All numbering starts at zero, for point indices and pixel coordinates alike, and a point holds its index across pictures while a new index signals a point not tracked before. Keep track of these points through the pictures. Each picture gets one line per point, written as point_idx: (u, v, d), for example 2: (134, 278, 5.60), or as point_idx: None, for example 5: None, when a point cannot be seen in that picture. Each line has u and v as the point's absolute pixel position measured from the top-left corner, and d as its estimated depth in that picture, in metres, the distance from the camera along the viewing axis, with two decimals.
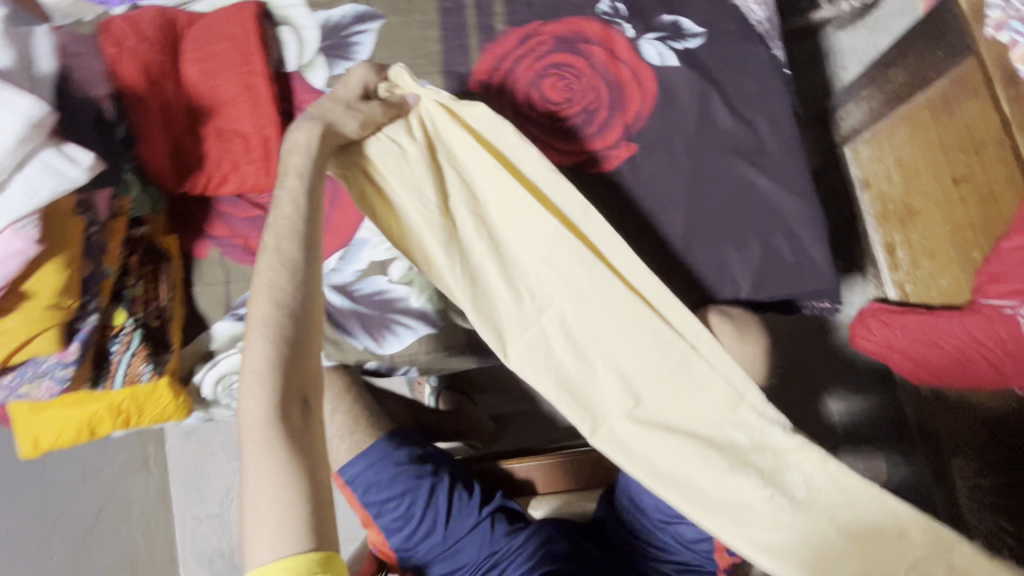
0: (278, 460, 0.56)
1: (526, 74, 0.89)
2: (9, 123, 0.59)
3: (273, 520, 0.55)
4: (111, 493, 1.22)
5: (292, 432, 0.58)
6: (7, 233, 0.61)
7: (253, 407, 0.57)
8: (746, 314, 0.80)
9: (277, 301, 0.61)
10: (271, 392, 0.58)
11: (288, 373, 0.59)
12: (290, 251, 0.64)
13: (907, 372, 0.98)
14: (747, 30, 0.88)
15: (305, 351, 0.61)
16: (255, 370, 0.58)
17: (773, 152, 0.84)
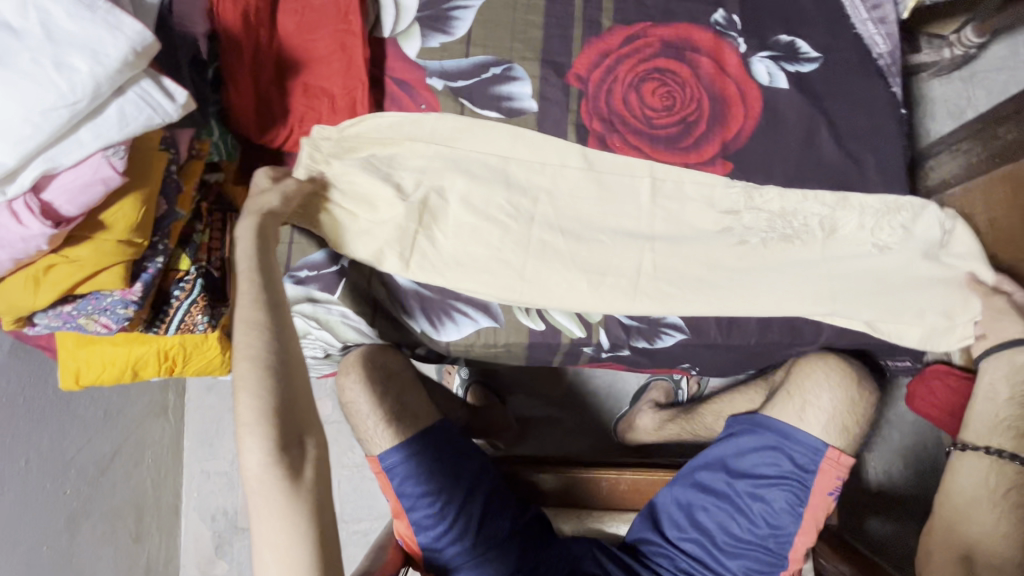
0: (284, 505, 0.63)
1: (628, 74, 0.85)
2: (115, 47, 0.57)
3: (282, 548, 0.63)
4: (128, 436, 1.21)
5: (297, 486, 0.64)
6: (96, 159, 0.59)
7: (252, 456, 0.64)
8: (838, 363, 0.78)
9: (258, 352, 0.66)
10: (270, 443, 0.64)
11: (278, 415, 0.65)
12: (255, 289, 0.68)
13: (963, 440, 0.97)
14: (867, 63, 0.83)
15: (287, 393, 0.66)
16: (257, 412, 0.64)
17: (877, 192, 0.80)
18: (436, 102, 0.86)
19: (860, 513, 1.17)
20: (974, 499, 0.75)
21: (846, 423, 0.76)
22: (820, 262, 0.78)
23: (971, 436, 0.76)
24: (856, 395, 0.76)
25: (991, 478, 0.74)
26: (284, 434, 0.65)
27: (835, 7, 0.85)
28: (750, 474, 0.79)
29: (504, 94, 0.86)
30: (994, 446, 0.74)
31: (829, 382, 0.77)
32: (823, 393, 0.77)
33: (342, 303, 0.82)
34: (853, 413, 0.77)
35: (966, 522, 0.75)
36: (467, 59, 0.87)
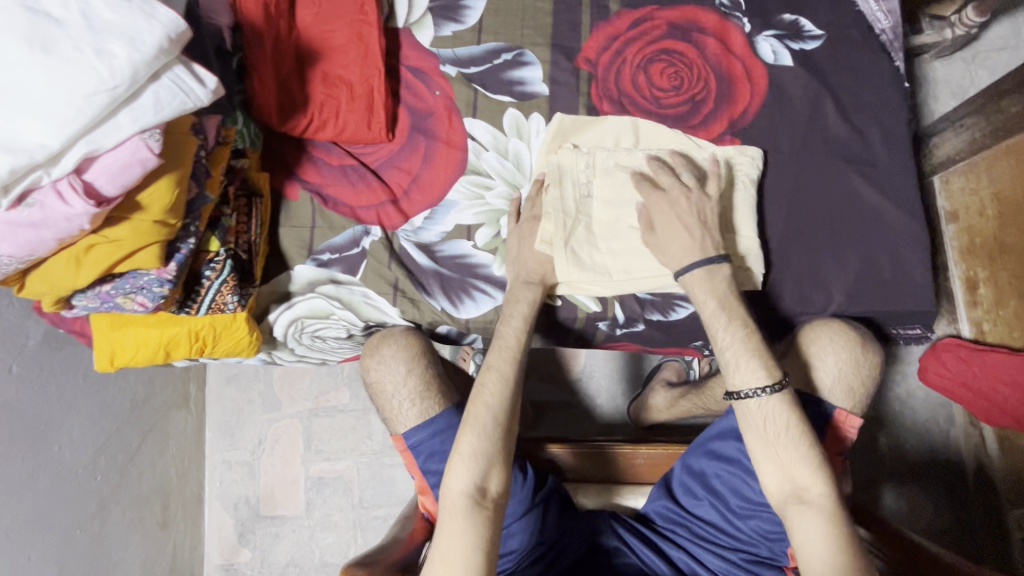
0: (465, 526, 0.65)
1: (635, 57, 0.87)
2: (151, 34, 0.60)
3: (451, 562, 0.64)
4: (153, 426, 1.23)
5: (483, 508, 0.67)
6: (133, 142, 0.61)
7: (460, 479, 0.68)
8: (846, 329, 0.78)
9: (483, 430, 0.71)
10: (477, 463, 0.69)
11: (494, 438, 0.70)
12: (512, 351, 0.76)
13: (978, 413, 0.99)
14: (870, 38, 0.85)
15: (509, 423, 0.72)
16: (466, 459, 0.69)
17: (883, 164, 0.82)
18: (449, 88, 0.89)
19: (874, 489, 1.18)
20: (773, 445, 0.69)
21: (850, 384, 0.78)
22: (826, 235, 0.80)
23: (738, 382, 0.71)
24: (861, 357, 0.78)
25: (779, 414, 0.69)
26: (501, 465, 0.70)
27: None
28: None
29: (516, 78, 0.89)
30: (750, 386, 0.70)
31: (834, 348, 0.78)
32: (828, 358, 0.78)
33: (363, 284, 0.85)
34: (857, 375, 0.78)
35: (787, 486, 0.69)
36: (478, 47, 0.90)
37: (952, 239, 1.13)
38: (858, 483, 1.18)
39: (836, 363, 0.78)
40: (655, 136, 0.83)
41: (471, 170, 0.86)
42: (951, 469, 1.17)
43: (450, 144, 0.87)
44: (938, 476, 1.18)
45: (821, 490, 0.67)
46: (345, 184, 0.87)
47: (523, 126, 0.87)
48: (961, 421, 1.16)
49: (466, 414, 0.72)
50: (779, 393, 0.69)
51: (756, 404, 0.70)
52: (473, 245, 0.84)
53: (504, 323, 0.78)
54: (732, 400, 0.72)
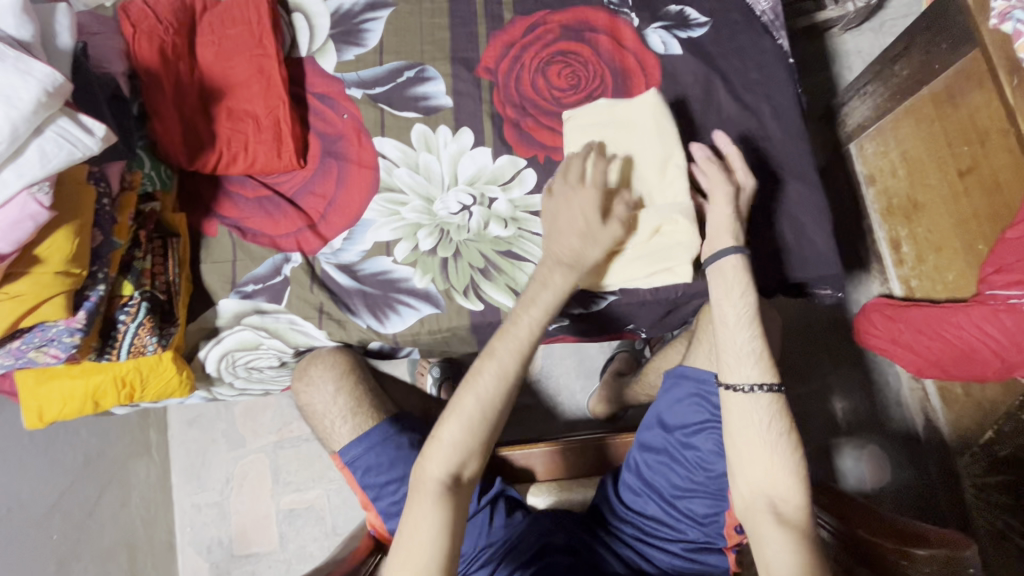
0: (434, 512, 0.66)
1: (532, 61, 0.90)
2: (27, 91, 0.61)
3: (415, 542, 0.65)
4: (112, 477, 1.22)
5: (453, 498, 0.67)
6: (22, 198, 0.62)
7: (436, 464, 0.68)
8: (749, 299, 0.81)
9: (467, 418, 0.70)
10: (455, 454, 0.69)
11: (475, 432, 0.69)
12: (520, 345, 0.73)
13: (912, 366, 1.02)
14: (752, 20, 0.89)
15: (496, 420, 0.71)
16: (445, 445, 0.69)
17: (777, 138, 0.85)
18: (356, 110, 0.91)
19: (832, 455, 1.20)
20: (760, 446, 0.70)
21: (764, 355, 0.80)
22: None
23: (735, 377, 0.73)
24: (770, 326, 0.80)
25: (769, 416, 0.71)
26: (479, 456, 0.70)
27: None
28: (682, 426, 0.81)
29: (420, 94, 0.91)
30: (750, 381, 0.72)
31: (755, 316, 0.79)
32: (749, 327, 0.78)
33: (289, 311, 0.85)
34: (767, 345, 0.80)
35: (766, 493, 0.69)
36: (381, 67, 0.92)
37: (873, 202, 1.17)
38: (815, 451, 1.20)
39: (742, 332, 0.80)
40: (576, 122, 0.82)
41: (384, 187, 0.88)
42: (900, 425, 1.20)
43: (362, 164, 0.89)
44: (893, 434, 1.20)
45: (797, 503, 0.68)
46: (261, 215, 0.88)
47: (431, 139, 0.89)
48: (906, 378, 1.19)
49: (450, 400, 0.71)
50: (773, 394, 0.71)
51: (759, 401, 0.71)
52: (393, 260, 0.86)
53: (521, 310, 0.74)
54: (728, 393, 0.73)
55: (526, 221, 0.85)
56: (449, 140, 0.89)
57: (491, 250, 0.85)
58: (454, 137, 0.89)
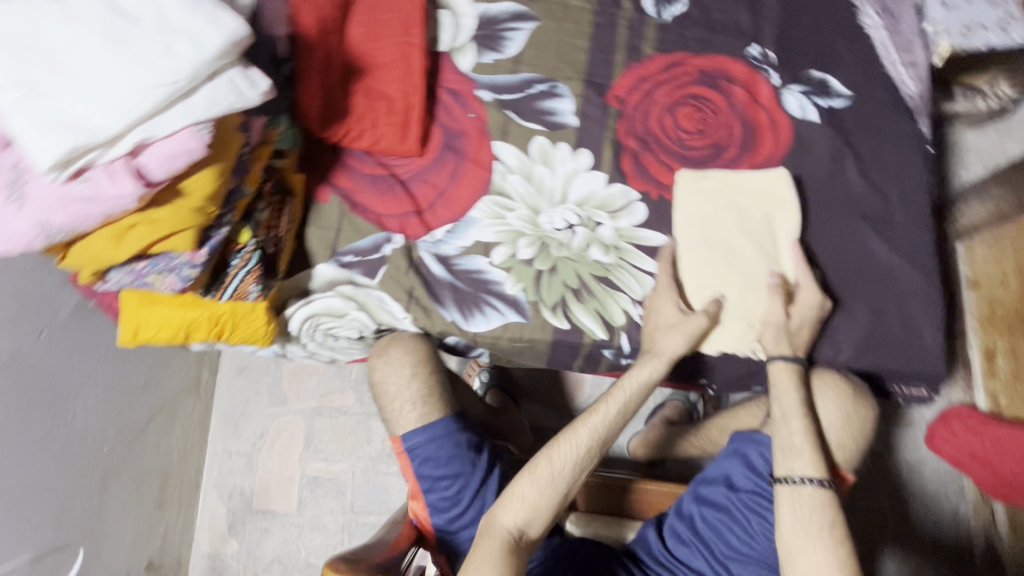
0: (502, 560, 0.68)
1: (663, 98, 0.91)
2: (215, 38, 0.65)
3: None
4: (162, 407, 1.27)
5: (518, 552, 0.69)
6: (185, 134, 0.66)
7: (510, 515, 0.72)
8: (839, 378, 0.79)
9: (540, 482, 0.73)
10: (527, 510, 0.72)
11: (548, 493, 0.73)
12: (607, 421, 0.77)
13: (985, 484, 0.98)
14: (897, 101, 0.87)
15: (570, 487, 0.74)
16: (522, 498, 0.72)
17: (901, 223, 0.83)
18: (483, 112, 0.93)
19: (873, 555, 1.13)
20: (809, 536, 0.69)
21: (839, 439, 0.78)
22: (838, 288, 0.81)
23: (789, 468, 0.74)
24: (851, 412, 0.77)
25: (823, 510, 0.70)
26: (546, 517, 0.73)
27: (868, 49, 0.90)
28: (752, 489, 0.80)
29: (547, 109, 0.93)
30: (801, 474, 0.73)
31: (825, 398, 0.78)
32: (818, 410, 0.78)
33: (380, 289, 0.88)
34: (848, 430, 0.78)
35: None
36: (515, 76, 0.95)
37: (972, 306, 1.12)
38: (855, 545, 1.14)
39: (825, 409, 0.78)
40: (693, 181, 0.85)
41: (495, 190, 0.89)
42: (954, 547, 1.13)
43: (478, 163, 0.91)
44: (946, 549, 1.13)
45: None
46: (373, 192, 0.91)
47: (550, 154, 0.91)
48: (972, 496, 1.12)
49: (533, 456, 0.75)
50: (824, 488, 0.72)
51: (806, 494, 0.71)
52: (489, 261, 0.87)
53: (616, 391, 0.79)
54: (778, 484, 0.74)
55: (627, 252, 0.85)
56: (567, 159, 0.90)
57: (588, 273, 0.85)
58: (572, 156, 0.90)
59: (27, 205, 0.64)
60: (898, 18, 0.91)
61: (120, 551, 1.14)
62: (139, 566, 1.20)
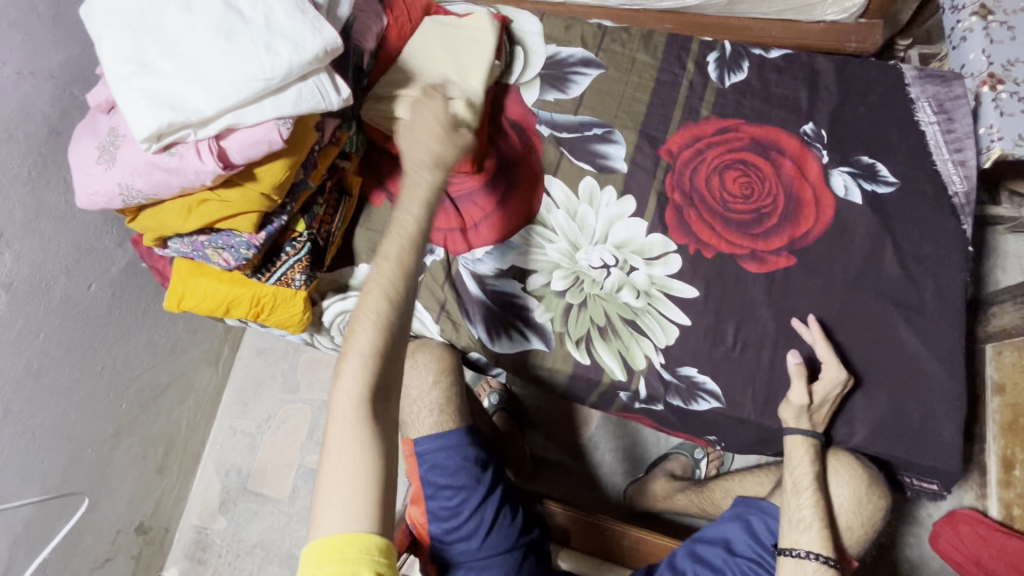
0: (363, 443, 0.61)
1: (713, 159, 0.94)
2: (313, 43, 0.70)
3: (350, 480, 0.60)
4: (182, 374, 1.31)
5: (380, 423, 0.62)
6: (269, 125, 0.71)
7: (348, 388, 0.62)
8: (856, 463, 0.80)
9: (374, 339, 0.63)
10: (366, 382, 0.62)
11: (383, 355, 0.63)
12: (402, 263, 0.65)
13: None
14: (942, 197, 0.89)
15: (399, 333, 0.64)
16: (357, 366, 0.62)
17: (933, 316, 0.83)
18: (539, 145, 0.98)
19: None
20: None
21: (850, 523, 0.79)
22: (861, 369, 0.82)
23: (800, 542, 0.76)
24: (865, 497, 0.78)
25: None
26: (383, 379, 0.63)
27: (920, 143, 0.92)
28: (750, 556, 0.82)
29: (600, 152, 0.97)
30: (807, 548, 0.75)
31: (839, 478, 0.79)
32: (835, 492, 0.79)
33: (415, 296, 0.91)
34: (859, 514, 0.79)
35: None
36: (574, 117, 0.99)
37: (995, 411, 1.10)
38: None
39: (839, 493, 0.79)
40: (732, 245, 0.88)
41: (538, 221, 0.93)
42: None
43: (528, 193, 0.94)
44: None
45: None
46: None
47: (596, 194, 0.94)
48: None
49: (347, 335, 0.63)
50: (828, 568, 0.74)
51: (809, 569, 0.74)
52: (522, 287, 0.90)
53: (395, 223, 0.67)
54: (781, 555, 0.77)
55: (658, 301, 0.87)
56: (613, 203, 0.93)
57: (616, 314, 0.87)
58: (617, 201, 0.94)
59: (114, 167, 0.71)
60: (953, 117, 0.94)
61: (115, 508, 1.17)
62: (130, 527, 1.22)
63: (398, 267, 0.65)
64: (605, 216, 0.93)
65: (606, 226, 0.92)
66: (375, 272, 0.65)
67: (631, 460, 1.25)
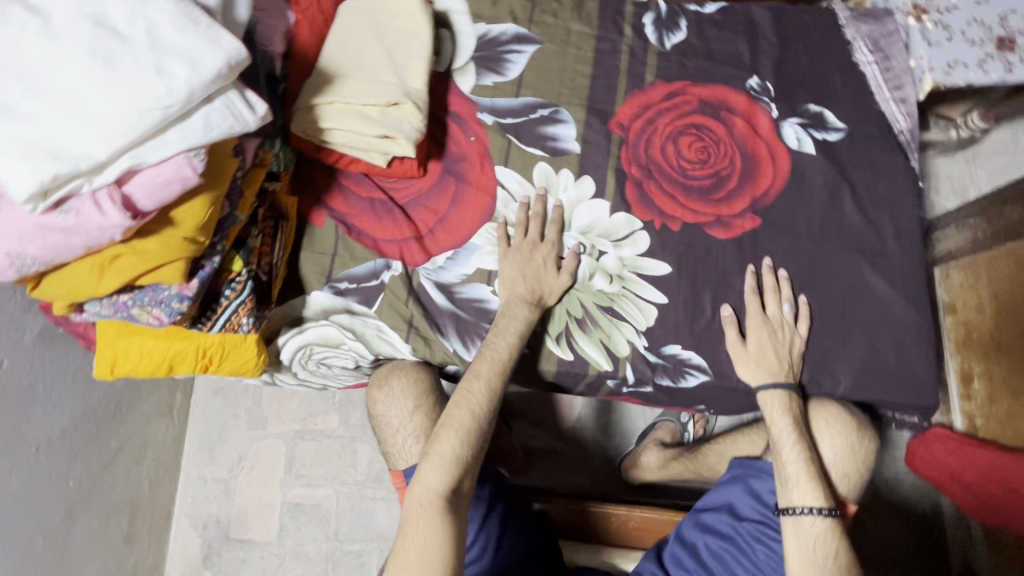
0: (437, 531, 0.69)
1: (665, 127, 0.91)
2: (213, 60, 0.60)
3: (423, 562, 0.67)
4: (133, 434, 1.19)
5: (453, 515, 0.71)
6: (178, 161, 0.62)
7: (433, 481, 0.72)
8: (842, 412, 0.82)
9: (462, 439, 0.74)
10: (448, 477, 0.72)
11: (468, 452, 0.74)
12: (499, 374, 0.77)
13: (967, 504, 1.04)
14: (889, 136, 0.90)
15: (487, 434, 0.77)
16: (442, 462, 0.73)
17: (894, 256, 0.85)
18: (484, 135, 0.91)
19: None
20: (815, 567, 0.71)
21: (844, 470, 0.81)
22: (837, 319, 0.83)
23: (795, 498, 0.75)
24: (856, 443, 0.81)
25: (825, 540, 0.72)
26: (468, 472, 0.74)
27: (861, 85, 0.92)
28: (755, 517, 0.82)
29: (549, 134, 0.92)
30: (803, 504, 0.74)
31: (830, 430, 0.81)
32: (825, 443, 0.81)
33: (379, 317, 0.84)
34: (852, 460, 0.81)
35: None
36: (516, 100, 0.93)
37: (950, 330, 1.16)
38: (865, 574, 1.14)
39: (828, 443, 0.81)
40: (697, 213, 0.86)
41: (497, 217, 0.88)
42: (936, 571, 1.14)
43: (480, 188, 0.89)
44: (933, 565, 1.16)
45: None
46: (370, 216, 0.88)
47: (553, 179, 0.89)
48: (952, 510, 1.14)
49: (435, 435, 0.75)
50: (829, 518, 0.73)
51: (807, 524, 0.73)
52: (492, 289, 0.85)
53: (497, 336, 0.79)
54: (783, 515, 0.76)
55: (631, 283, 0.85)
56: (571, 186, 0.89)
57: (593, 303, 0.84)
58: (575, 184, 0.89)
59: None
60: (889, 55, 0.94)
61: None
62: None
63: (488, 386, 0.77)
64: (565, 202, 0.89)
65: (567, 212, 0.88)
66: (467, 389, 0.77)
67: (622, 434, 1.25)
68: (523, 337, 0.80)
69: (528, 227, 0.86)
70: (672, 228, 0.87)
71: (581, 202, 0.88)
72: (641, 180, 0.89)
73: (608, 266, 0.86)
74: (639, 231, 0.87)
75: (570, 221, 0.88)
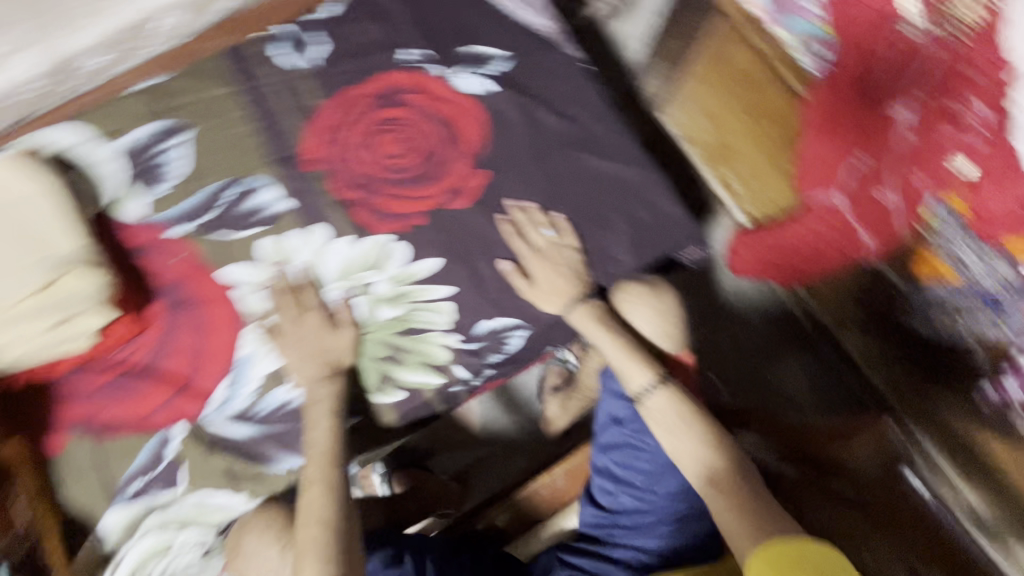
0: None
1: (354, 137, 0.88)
2: None
3: None
4: None
5: None
6: None
7: None
8: (641, 285, 0.89)
9: (326, 556, 0.70)
10: None
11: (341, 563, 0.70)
12: (330, 469, 0.75)
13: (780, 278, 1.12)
14: (541, 41, 0.96)
15: (350, 533, 0.74)
16: None
17: (603, 135, 0.92)
18: (187, 248, 0.82)
19: (757, 377, 1.19)
20: (677, 433, 0.77)
21: (669, 328, 0.89)
22: (592, 213, 0.88)
23: (635, 385, 0.82)
24: (663, 303, 0.89)
25: (670, 407, 0.79)
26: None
27: (495, 10, 0.97)
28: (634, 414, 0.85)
29: (250, 207, 0.84)
30: (642, 387, 0.81)
31: (638, 309, 0.89)
32: (641, 318, 0.88)
33: (192, 490, 0.76)
34: (670, 318, 0.89)
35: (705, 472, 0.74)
36: (196, 194, 0.84)
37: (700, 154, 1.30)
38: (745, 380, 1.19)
39: (642, 318, 0.89)
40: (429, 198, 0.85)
41: (250, 317, 0.80)
42: (794, 335, 1.19)
43: (216, 300, 0.80)
44: (785, 335, 1.20)
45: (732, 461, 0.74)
46: (117, 401, 0.76)
47: (283, 246, 0.83)
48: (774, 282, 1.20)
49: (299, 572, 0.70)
50: (665, 387, 0.80)
51: (654, 402, 0.80)
52: (288, 388, 0.79)
53: (314, 427, 0.76)
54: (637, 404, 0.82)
55: (413, 293, 0.83)
56: (304, 242, 0.83)
57: (391, 334, 0.82)
58: (307, 237, 0.83)
59: None
60: None
61: None
62: None
63: (325, 488, 0.74)
64: (308, 260, 0.82)
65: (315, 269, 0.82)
66: (307, 505, 0.73)
67: None
68: (336, 414, 0.77)
69: (287, 307, 0.80)
70: (417, 223, 0.85)
71: (322, 251, 0.83)
72: (364, 198, 0.85)
73: (384, 292, 0.82)
74: (392, 243, 0.83)
75: (323, 275, 0.82)
